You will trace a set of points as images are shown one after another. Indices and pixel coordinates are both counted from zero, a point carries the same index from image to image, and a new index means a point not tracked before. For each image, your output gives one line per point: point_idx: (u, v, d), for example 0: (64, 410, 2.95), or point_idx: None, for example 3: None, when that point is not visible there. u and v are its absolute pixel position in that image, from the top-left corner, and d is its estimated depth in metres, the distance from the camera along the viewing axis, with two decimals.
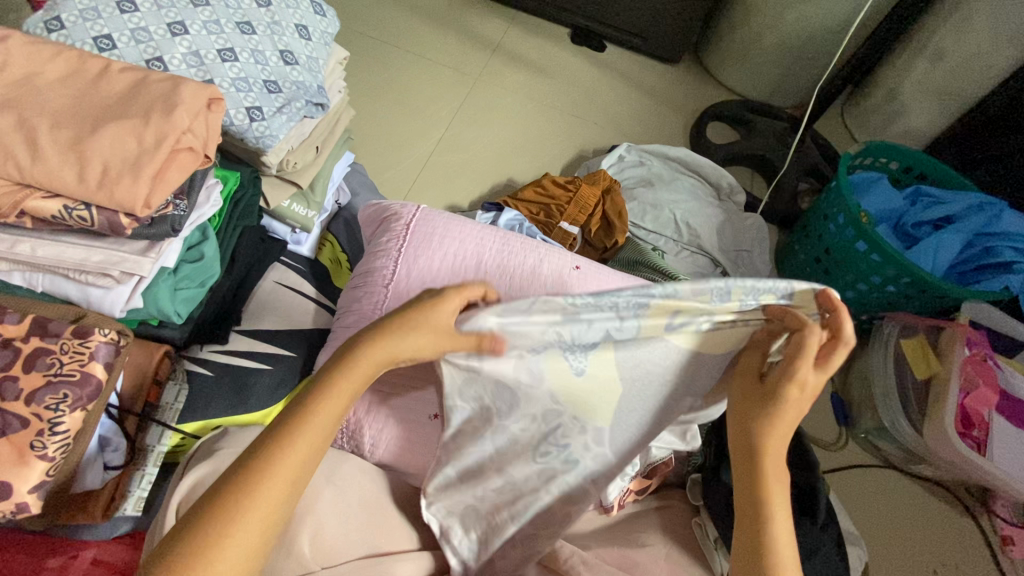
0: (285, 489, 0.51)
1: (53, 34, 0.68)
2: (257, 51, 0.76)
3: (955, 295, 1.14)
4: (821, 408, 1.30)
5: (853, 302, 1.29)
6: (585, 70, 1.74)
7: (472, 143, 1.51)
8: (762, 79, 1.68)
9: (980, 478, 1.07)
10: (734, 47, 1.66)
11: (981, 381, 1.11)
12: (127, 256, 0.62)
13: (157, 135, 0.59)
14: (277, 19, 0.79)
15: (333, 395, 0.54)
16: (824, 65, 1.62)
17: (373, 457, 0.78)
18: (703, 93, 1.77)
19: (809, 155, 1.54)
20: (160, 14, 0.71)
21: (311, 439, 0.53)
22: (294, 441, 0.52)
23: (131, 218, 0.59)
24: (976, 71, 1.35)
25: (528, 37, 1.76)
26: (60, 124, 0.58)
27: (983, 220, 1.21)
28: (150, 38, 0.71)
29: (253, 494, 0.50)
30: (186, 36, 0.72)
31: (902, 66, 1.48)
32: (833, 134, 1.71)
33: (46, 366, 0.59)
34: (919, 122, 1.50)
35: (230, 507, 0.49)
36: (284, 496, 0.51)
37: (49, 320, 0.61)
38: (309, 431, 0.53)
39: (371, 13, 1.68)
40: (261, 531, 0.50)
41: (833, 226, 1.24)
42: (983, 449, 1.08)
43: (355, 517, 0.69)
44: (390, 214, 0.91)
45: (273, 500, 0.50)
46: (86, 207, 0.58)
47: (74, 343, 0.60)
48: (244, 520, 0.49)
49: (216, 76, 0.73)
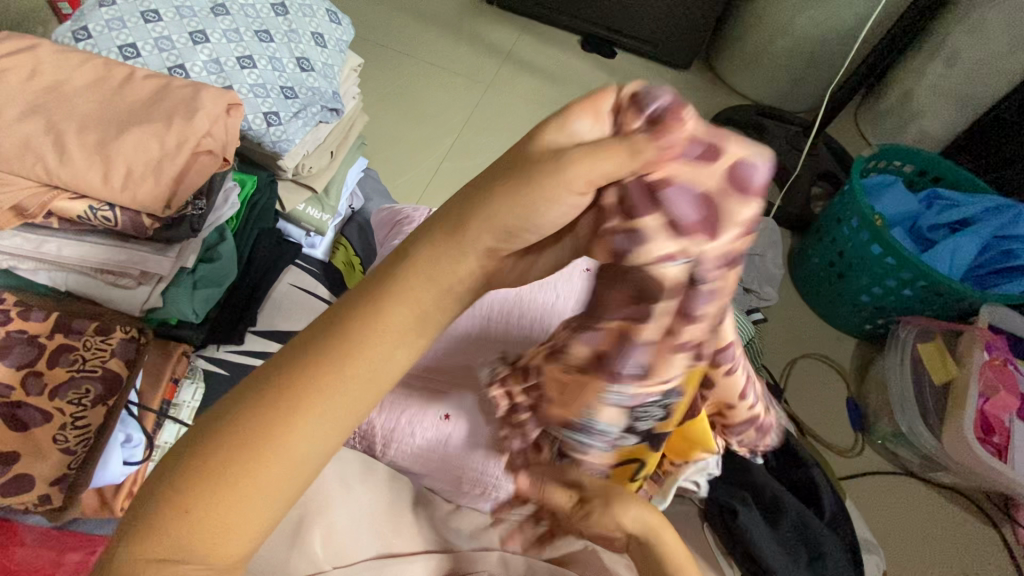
0: (328, 427, 0.36)
1: (80, 43, 0.71)
2: (274, 58, 0.79)
3: (973, 298, 1.12)
4: (837, 415, 1.28)
5: (868, 306, 1.27)
6: (596, 76, 1.75)
7: (484, 149, 1.53)
8: (774, 83, 1.68)
9: (1001, 485, 1.05)
10: (745, 52, 1.67)
11: (1001, 387, 1.09)
12: (146, 256, 0.64)
13: (178, 140, 0.61)
14: (294, 27, 0.82)
15: (329, 362, 0.36)
16: (836, 67, 1.61)
17: (386, 458, 0.81)
18: (715, 98, 1.77)
19: (821, 159, 1.54)
20: (182, 24, 0.74)
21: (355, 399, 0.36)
22: (317, 365, 0.36)
23: (152, 217, 0.62)
24: (992, 73, 1.33)
25: (540, 45, 1.77)
26: (88, 128, 0.60)
27: (1001, 223, 1.19)
28: (172, 46, 0.73)
29: (297, 406, 0.35)
30: (207, 45, 0.75)
31: (915, 70, 1.47)
32: (846, 138, 1.70)
33: (69, 362, 0.62)
34: (935, 126, 1.49)
35: (281, 395, 0.35)
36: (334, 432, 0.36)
37: (71, 320, 0.64)
38: (346, 386, 0.35)
39: (385, 23, 1.72)
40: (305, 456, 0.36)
41: (847, 228, 1.23)
42: (1004, 455, 1.05)
43: (364, 523, 0.73)
44: (402, 218, 0.94)
45: (365, 378, 0.36)
46: (110, 208, 0.61)
47: (95, 340, 0.64)
48: (299, 422, 0.35)
49: (235, 82, 0.75)
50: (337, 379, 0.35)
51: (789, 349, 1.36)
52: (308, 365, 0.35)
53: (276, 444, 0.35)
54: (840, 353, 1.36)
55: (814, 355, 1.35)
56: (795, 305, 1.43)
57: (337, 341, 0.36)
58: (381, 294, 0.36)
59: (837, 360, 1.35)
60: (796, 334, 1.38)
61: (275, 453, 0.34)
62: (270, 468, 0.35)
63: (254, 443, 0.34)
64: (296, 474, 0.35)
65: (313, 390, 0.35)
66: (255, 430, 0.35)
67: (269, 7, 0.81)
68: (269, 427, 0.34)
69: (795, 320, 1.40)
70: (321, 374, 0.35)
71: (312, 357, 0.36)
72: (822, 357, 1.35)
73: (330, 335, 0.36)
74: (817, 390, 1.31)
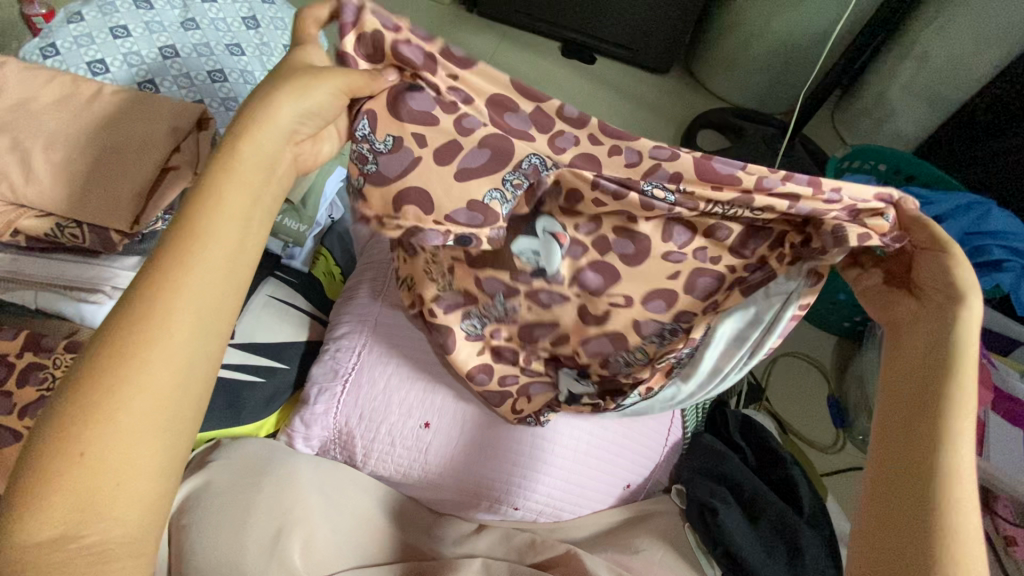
0: (196, 315, 0.39)
1: (48, 59, 0.71)
2: (246, 71, 0.79)
3: None
4: (819, 413, 1.30)
5: (846, 304, 1.27)
6: (575, 82, 1.77)
7: None
8: (750, 85, 1.70)
9: (977, 477, 1.07)
10: (721, 56, 1.69)
11: (977, 381, 1.09)
12: (116, 272, 0.64)
13: (143, 156, 0.61)
14: (266, 40, 0.82)
15: (190, 249, 0.39)
16: (810, 69, 1.64)
17: (366, 468, 0.82)
18: (693, 101, 1.79)
19: (798, 160, 1.56)
20: (152, 39, 0.75)
21: (200, 283, 0.39)
22: (183, 249, 0.39)
23: (121, 234, 0.62)
24: (960, 73, 1.36)
25: (520, 52, 1.79)
26: (55, 145, 0.60)
27: (972, 219, 1.21)
28: (142, 61, 0.74)
29: (157, 295, 0.38)
30: (178, 59, 0.75)
31: (888, 71, 1.50)
32: (823, 137, 1.73)
33: (38, 380, 0.61)
34: (909, 125, 1.52)
35: (149, 293, 0.38)
36: (200, 323, 0.39)
37: (43, 337, 0.64)
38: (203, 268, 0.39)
39: None
40: (180, 365, 0.38)
41: None
42: (980, 448, 1.07)
43: (344, 534, 0.73)
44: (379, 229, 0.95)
45: (222, 262, 0.40)
46: (78, 226, 0.61)
47: (66, 357, 0.63)
48: (160, 328, 0.37)
49: (206, 96, 0.75)
50: (170, 320, 0.38)
51: (770, 348, 1.38)
52: (168, 255, 0.39)
53: (141, 349, 0.36)
54: (820, 351, 1.38)
55: (794, 353, 1.37)
56: None
57: (187, 226, 0.39)
58: (197, 229, 0.40)
59: (817, 358, 1.37)
60: None
61: (153, 357, 0.37)
62: (139, 380, 0.36)
63: (118, 352, 0.36)
64: (162, 382, 0.37)
65: (169, 293, 0.38)
66: (115, 344, 0.36)
67: (240, 20, 0.81)
68: (126, 338, 0.36)
69: None
70: (178, 267, 0.39)
71: (172, 249, 0.39)
72: (803, 355, 1.37)
73: (176, 225, 0.40)
74: (799, 388, 1.33)
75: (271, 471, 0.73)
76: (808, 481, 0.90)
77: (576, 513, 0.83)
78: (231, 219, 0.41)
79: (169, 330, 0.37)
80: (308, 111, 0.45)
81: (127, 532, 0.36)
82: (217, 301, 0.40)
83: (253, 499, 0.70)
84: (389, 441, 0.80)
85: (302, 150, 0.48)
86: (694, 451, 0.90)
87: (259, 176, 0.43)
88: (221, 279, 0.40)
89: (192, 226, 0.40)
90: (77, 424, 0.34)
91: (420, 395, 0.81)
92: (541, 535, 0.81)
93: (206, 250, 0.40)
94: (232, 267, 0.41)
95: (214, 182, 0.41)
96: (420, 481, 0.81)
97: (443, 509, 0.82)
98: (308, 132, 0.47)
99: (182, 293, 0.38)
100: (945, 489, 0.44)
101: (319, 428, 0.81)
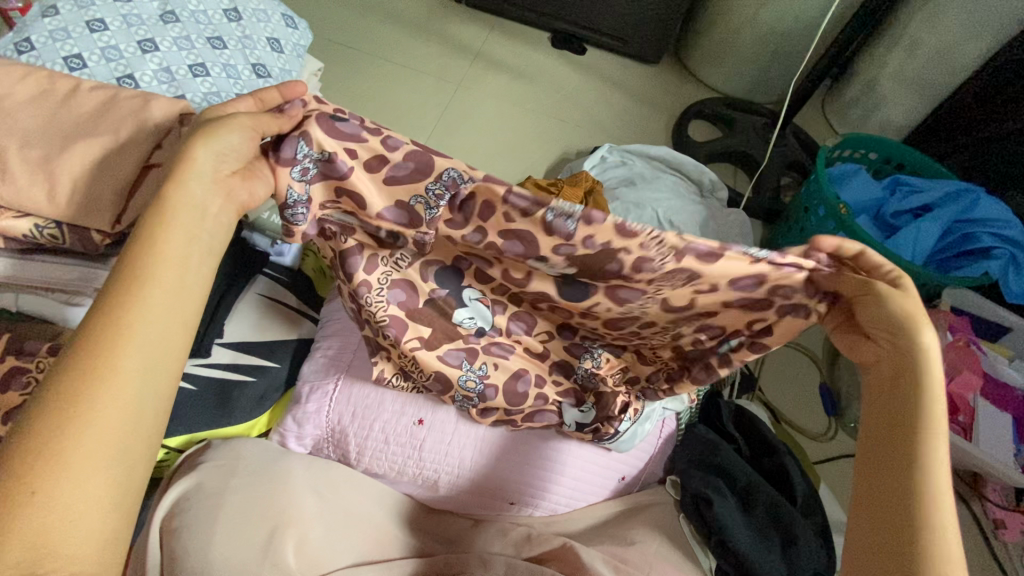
0: (142, 357, 0.43)
1: (23, 55, 0.69)
2: (228, 65, 0.77)
3: (937, 282, 1.15)
4: (811, 401, 1.31)
5: None
6: (566, 73, 1.75)
7: (457, 150, 1.52)
8: (740, 74, 1.70)
9: (968, 462, 1.08)
10: (711, 45, 1.68)
11: (965, 367, 1.11)
12: (99, 273, 0.64)
13: (121, 153, 0.59)
14: (248, 33, 0.81)
15: (131, 298, 0.44)
16: (800, 58, 1.64)
17: (360, 466, 0.81)
18: (683, 91, 1.78)
19: (788, 150, 1.56)
20: (130, 33, 0.73)
21: (141, 327, 0.44)
22: (128, 301, 0.44)
23: (102, 233, 0.61)
24: (948, 61, 1.36)
25: (509, 43, 1.77)
26: (31, 143, 0.59)
27: (961, 207, 1.22)
28: (120, 56, 0.72)
29: (105, 342, 0.42)
30: (157, 53, 0.73)
31: (878, 59, 1.50)
32: (813, 127, 1.73)
33: (21, 385, 0.60)
34: (898, 114, 1.52)
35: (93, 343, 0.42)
36: (142, 364, 0.43)
37: (25, 340, 0.63)
38: (148, 314, 0.44)
39: (352, 24, 1.70)
40: (125, 405, 0.42)
41: (813, 218, 1.25)
42: (969, 434, 1.08)
43: (338, 531, 0.73)
44: None
45: (163, 309, 0.45)
46: (56, 226, 0.60)
47: (48, 361, 0.62)
48: (105, 374, 0.42)
49: (187, 91, 0.73)
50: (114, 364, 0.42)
51: None
52: (110, 305, 0.43)
53: (89, 393, 0.41)
54: (812, 339, 1.39)
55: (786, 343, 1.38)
56: None
57: (130, 279, 0.44)
58: (138, 281, 0.44)
59: (809, 347, 1.38)
60: None
61: (98, 400, 0.41)
62: (89, 422, 0.40)
63: (63, 399, 0.40)
64: (111, 422, 0.41)
65: (111, 341, 0.42)
66: (63, 391, 0.41)
67: (221, 13, 0.80)
68: (73, 384, 0.41)
69: None
70: (120, 316, 0.43)
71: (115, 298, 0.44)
72: (795, 345, 1.38)
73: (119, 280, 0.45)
74: (791, 378, 1.33)
75: (264, 472, 0.72)
76: (803, 471, 0.91)
77: (571, 505, 0.84)
78: (169, 269, 0.46)
79: (118, 379, 0.42)
80: (225, 151, 0.48)
81: (86, 569, 0.39)
82: (162, 342, 0.45)
83: (244, 500, 0.69)
84: (382, 438, 0.79)
85: (235, 187, 0.50)
86: (688, 442, 0.89)
87: (192, 226, 0.48)
88: (167, 329, 0.45)
89: (135, 278, 0.44)
90: (32, 465, 0.38)
91: (412, 392, 0.80)
92: (536, 529, 0.81)
93: (150, 298, 0.44)
94: (174, 312, 0.46)
95: (156, 238, 0.46)
96: (415, 477, 0.81)
97: (439, 504, 0.83)
98: (232, 169, 0.50)
99: (125, 340, 0.43)
100: (921, 522, 0.43)
101: (310, 429, 0.80)
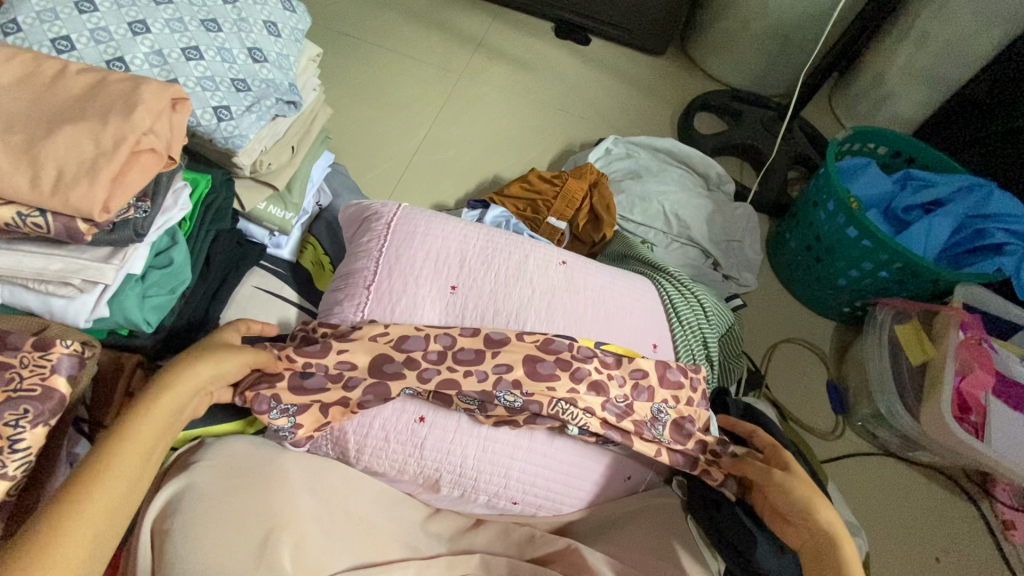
0: (133, 467, 0.54)
1: (9, 37, 0.66)
2: (223, 49, 0.74)
3: (948, 279, 1.12)
4: (818, 399, 1.29)
5: (844, 290, 1.27)
6: (569, 63, 1.72)
7: (458, 141, 1.49)
8: (748, 66, 1.66)
9: (978, 462, 1.06)
10: (717, 36, 1.65)
11: (977, 365, 1.08)
12: (87, 264, 0.62)
13: (109, 139, 0.57)
14: (244, 15, 0.77)
15: (140, 424, 0.56)
16: (809, 50, 1.60)
17: (359, 465, 0.79)
18: (689, 82, 1.75)
19: (796, 144, 1.53)
20: (120, 13, 0.69)
21: (146, 447, 0.56)
22: (138, 422, 0.56)
23: (88, 223, 0.58)
24: (962, 52, 1.32)
25: (511, 32, 1.74)
26: (14, 128, 0.56)
27: (974, 202, 1.19)
28: (110, 38, 0.69)
29: (113, 454, 0.53)
30: (148, 35, 0.70)
31: (888, 51, 1.46)
32: (821, 121, 1.70)
33: (6, 380, 0.57)
34: (908, 108, 1.49)
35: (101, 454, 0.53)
36: (130, 477, 0.54)
37: (9, 333, 0.61)
38: (148, 429, 0.57)
39: (350, 12, 1.66)
40: (106, 511, 0.51)
41: (823, 212, 1.22)
42: (982, 434, 1.05)
43: (335, 533, 0.70)
44: (371, 214, 0.91)
45: (156, 432, 0.57)
46: (40, 214, 0.57)
47: (34, 356, 0.59)
48: (106, 478, 0.52)
49: (181, 75, 0.71)
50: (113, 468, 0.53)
51: (769, 333, 1.36)
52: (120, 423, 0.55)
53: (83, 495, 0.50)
54: (819, 336, 1.37)
55: (793, 339, 1.35)
56: (774, 291, 1.42)
57: (139, 409, 0.57)
58: (147, 407, 0.57)
59: (817, 343, 1.35)
60: (775, 320, 1.38)
61: (92, 499, 0.50)
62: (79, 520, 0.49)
63: (63, 498, 0.49)
64: (95, 521, 0.50)
65: (118, 451, 0.54)
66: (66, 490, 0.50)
67: None
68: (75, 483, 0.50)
69: (774, 304, 1.40)
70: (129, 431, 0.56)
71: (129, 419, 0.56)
72: (803, 341, 1.35)
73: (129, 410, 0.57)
74: (797, 375, 1.31)
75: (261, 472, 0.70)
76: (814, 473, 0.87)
77: (576, 505, 0.82)
78: (170, 409, 0.59)
79: (111, 482, 0.52)
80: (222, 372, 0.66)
81: None
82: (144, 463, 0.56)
83: (240, 501, 0.66)
84: (382, 437, 0.77)
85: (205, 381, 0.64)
86: None
87: (184, 399, 0.61)
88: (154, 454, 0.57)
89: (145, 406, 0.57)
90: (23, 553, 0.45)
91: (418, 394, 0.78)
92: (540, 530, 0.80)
93: (152, 422, 0.57)
94: (162, 439, 0.58)
95: (169, 383, 0.60)
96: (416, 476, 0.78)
97: (439, 503, 0.81)
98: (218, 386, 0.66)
99: (127, 450, 0.54)
100: None
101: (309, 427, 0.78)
